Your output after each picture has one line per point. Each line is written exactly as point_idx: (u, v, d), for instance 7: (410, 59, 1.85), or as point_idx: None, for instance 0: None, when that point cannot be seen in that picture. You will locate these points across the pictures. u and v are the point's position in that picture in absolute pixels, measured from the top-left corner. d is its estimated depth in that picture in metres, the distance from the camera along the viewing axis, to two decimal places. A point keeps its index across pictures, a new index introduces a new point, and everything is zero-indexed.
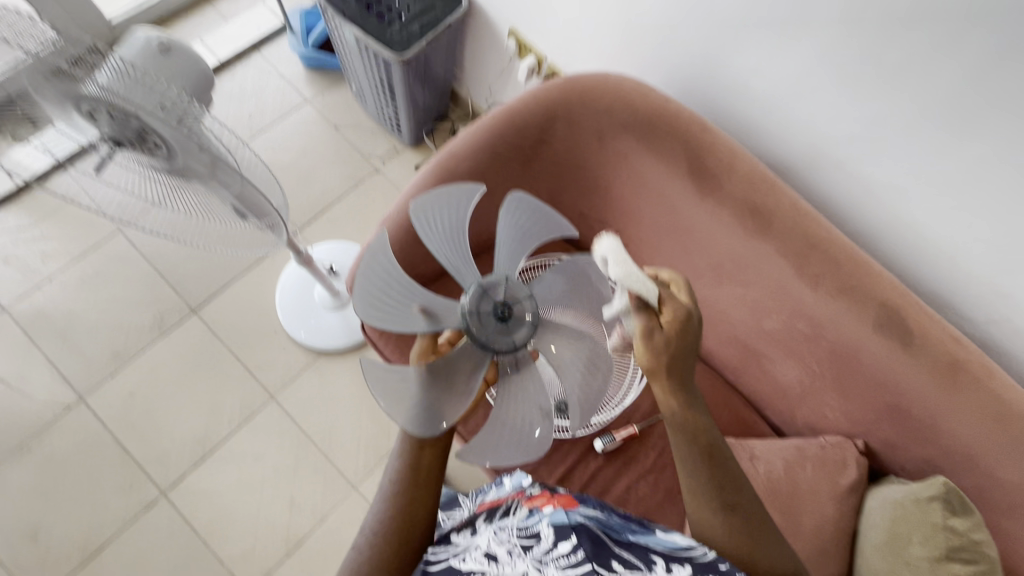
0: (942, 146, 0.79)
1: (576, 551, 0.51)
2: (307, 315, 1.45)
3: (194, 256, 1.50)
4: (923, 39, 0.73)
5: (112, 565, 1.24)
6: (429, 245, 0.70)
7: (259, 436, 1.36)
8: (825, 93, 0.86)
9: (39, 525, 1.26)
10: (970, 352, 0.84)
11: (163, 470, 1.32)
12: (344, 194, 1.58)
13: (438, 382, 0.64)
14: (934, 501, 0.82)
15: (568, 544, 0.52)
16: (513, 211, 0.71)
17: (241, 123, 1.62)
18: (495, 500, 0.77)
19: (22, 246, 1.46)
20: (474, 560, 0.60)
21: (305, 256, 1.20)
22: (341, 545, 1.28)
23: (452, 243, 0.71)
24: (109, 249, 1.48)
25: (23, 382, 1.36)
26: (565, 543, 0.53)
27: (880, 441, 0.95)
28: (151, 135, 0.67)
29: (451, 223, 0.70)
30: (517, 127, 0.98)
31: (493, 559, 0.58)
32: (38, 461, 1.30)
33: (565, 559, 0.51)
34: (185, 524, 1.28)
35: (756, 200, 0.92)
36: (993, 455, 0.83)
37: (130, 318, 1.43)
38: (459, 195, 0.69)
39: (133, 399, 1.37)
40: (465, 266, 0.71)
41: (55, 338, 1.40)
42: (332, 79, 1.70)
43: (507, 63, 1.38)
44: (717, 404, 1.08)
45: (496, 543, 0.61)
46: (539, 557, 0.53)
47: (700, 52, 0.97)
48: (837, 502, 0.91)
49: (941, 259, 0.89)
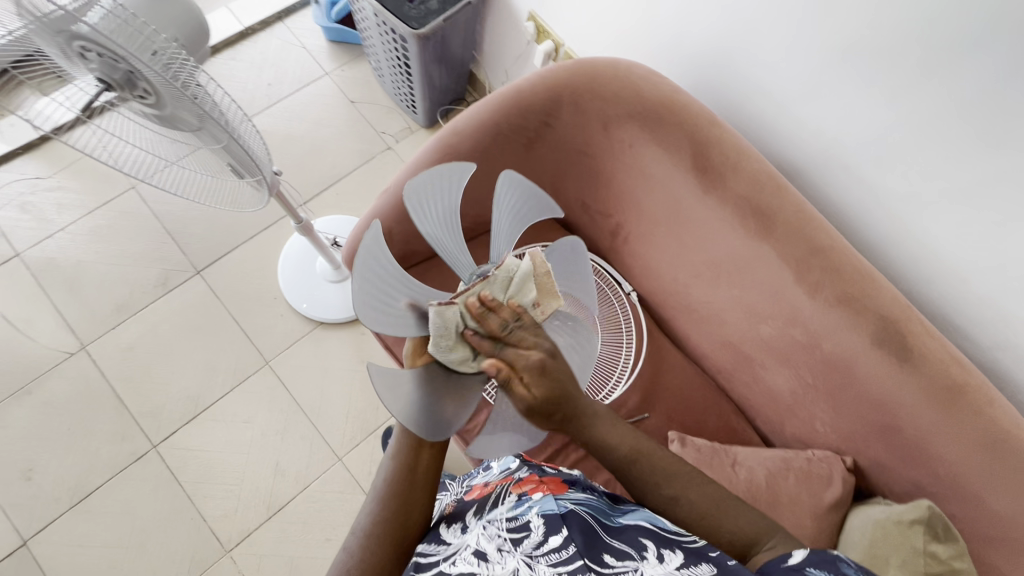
0: (959, 155, 0.75)
1: (566, 546, 0.51)
2: (308, 285, 1.47)
3: (203, 218, 1.52)
4: (946, 40, 0.70)
5: (98, 510, 1.27)
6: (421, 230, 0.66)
7: (251, 398, 1.38)
8: (842, 93, 0.83)
9: (34, 465, 1.29)
10: (972, 376, 0.80)
11: (155, 423, 1.34)
12: (355, 168, 1.59)
13: (438, 384, 0.64)
14: (917, 524, 0.78)
15: (559, 538, 0.52)
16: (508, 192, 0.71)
17: (259, 90, 1.64)
18: (483, 486, 0.72)
19: (40, 194, 1.50)
20: (464, 562, 0.54)
21: (305, 224, 1.20)
22: (321, 514, 1.29)
23: (446, 228, 0.68)
24: (123, 204, 1.52)
25: (30, 327, 1.39)
26: (556, 536, 0.52)
27: (871, 460, 0.91)
28: (139, 84, 0.64)
29: (445, 208, 0.67)
30: (523, 108, 0.97)
31: (483, 557, 0.53)
32: (38, 404, 1.34)
33: (556, 555, 0.50)
34: (172, 478, 1.30)
35: (760, 200, 0.89)
36: (985, 484, 0.79)
37: (137, 273, 1.46)
38: (456, 177, 0.67)
39: (133, 351, 1.40)
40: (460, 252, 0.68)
41: (63, 286, 1.44)
42: (353, 54, 1.71)
43: (526, 47, 1.37)
44: (705, 408, 1.06)
45: (486, 539, 0.56)
46: (528, 551, 0.51)
47: (715, 45, 0.95)
48: (817, 521, 0.87)
49: (952, 278, 0.85)
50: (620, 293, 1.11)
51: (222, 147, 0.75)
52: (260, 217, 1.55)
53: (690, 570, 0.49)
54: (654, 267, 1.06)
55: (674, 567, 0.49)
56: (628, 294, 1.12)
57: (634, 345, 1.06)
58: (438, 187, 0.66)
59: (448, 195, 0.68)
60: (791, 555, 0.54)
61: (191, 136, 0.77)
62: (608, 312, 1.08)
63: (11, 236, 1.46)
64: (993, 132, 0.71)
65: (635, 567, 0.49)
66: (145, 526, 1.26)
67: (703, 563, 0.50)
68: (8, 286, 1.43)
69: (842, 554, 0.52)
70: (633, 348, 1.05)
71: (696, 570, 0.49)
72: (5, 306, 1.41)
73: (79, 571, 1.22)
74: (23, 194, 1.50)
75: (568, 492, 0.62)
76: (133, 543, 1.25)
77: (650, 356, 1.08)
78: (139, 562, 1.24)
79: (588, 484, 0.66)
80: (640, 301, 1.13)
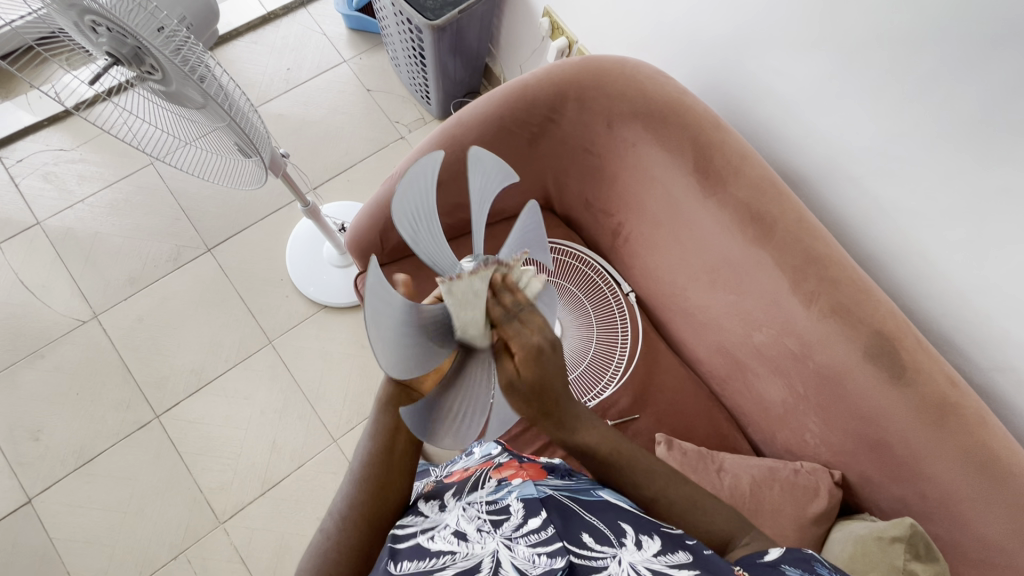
0: (961, 171, 0.74)
1: (546, 527, 0.50)
2: (315, 268, 1.49)
3: (217, 197, 1.56)
4: (949, 55, 0.69)
5: (100, 474, 1.31)
6: (402, 231, 0.54)
7: (252, 375, 1.41)
8: (848, 102, 0.82)
9: (42, 427, 1.34)
10: (965, 397, 0.79)
11: (160, 394, 1.38)
12: (367, 156, 1.61)
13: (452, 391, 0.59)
14: (897, 542, 0.77)
15: (538, 520, 0.51)
16: (478, 168, 0.58)
17: (278, 74, 1.67)
18: (462, 471, 0.72)
19: (63, 165, 1.55)
20: (444, 539, 0.54)
21: (312, 208, 1.22)
22: (314, 493, 1.32)
23: (426, 228, 0.57)
24: (141, 179, 1.56)
25: (46, 293, 1.44)
26: (535, 518, 0.51)
27: (858, 475, 0.90)
28: (146, 61, 0.67)
29: (423, 205, 0.56)
30: (528, 102, 0.99)
31: (463, 537, 0.52)
32: (49, 367, 1.39)
33: (534, 535, 0.49)
34: (172, 447, 1.34)
35: (759, 206, 0.88)
36: (971, 506, 0.78)
37: (150, 247, 1.50)
38: (425, 168, 0.53)
39: (141, 323, 1.44)
40: (440, 254, 0.59)
41: (80, 257, 1.48)
42: (371, 43, 1.73)
43: (541, 43, 1.37)
44: (698, 414, 1.05)
45: (466, 520, 0.55)
46: (507, 534, 0.50)
47: (724, 50, 0.95)
48: (800, 531, 0.87)
49: (950, 295, 0.83)
50: (619, 292, 1.11)
51: (225, 126, 0.77)
52: (272, 199, 1.57)
53: (667, 557, 0.51)
54: (653, 269, 1.06)
55: (652, 555, 0.51)
56: (627, 294, 1.12)
57: (628, 349, 1.06)
58: (414, 182, 0.53)
59: (426, 192, 0.56)
60: (767, 552, 0.58)
61: (196, 114, 0.80)
62: (605, 312, 1.09)
63: (33, 205, 1.51)
64: (996, 151, 0.70)
65: (614, 552, 0.50)
66: (145, 494, 1.30)
67: (680, 551, 0.52)
68: (28, 253, 1.48)
69: (813, 552, 0.58)
70: (628, 349, 1.06)
71: (673, 557, 0.51)
72: (24, 272, 1.46)
73: (79, 532, 1.27)
74: (46, 164, 1.55)
75: (546, 478, 0.62)
76: (131, 508, 1.29)
77: (645, 356, 1.07)
78: (136, 527, 1.27)
79: (567, 471, 0.67)
80: (639, 303, 1.13)
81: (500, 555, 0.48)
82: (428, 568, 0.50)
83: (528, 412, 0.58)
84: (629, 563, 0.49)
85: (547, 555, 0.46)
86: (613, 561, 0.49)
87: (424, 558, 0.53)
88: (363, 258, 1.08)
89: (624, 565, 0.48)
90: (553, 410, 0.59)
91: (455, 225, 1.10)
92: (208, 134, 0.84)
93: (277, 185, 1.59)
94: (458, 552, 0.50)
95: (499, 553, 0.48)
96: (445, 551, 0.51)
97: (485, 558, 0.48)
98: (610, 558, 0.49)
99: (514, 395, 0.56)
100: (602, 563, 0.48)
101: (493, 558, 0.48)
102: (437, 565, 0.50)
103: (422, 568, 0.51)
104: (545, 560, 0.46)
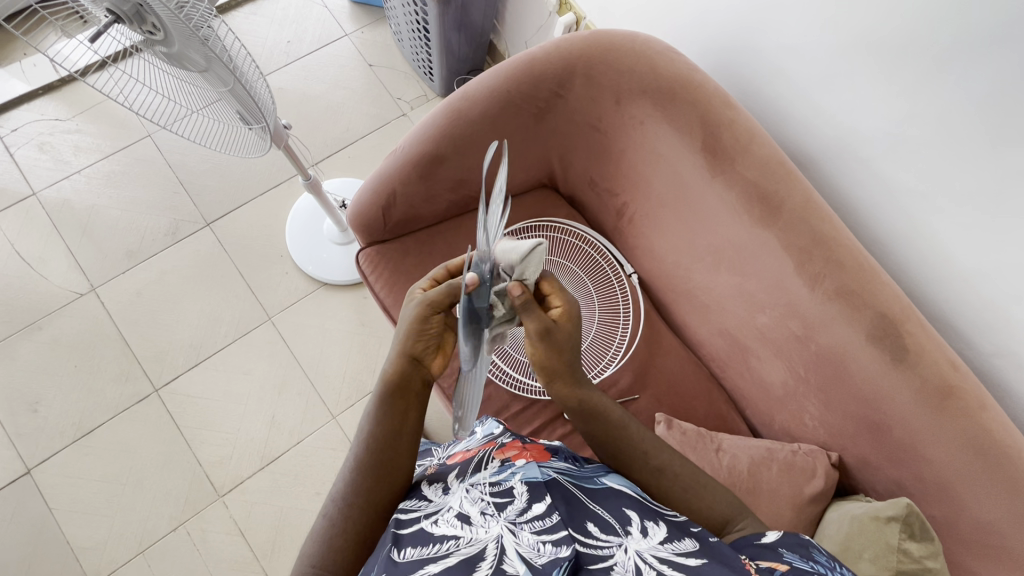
0: (969, 155, 0.74)
1: (550, 513, 0.50)
2: (315, 246, 1.48)
3: (215, 171, 1.54)
4: (962, 34, 0.68)
5: (98, 447, 1.31)
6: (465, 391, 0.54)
7: (251, 351, 1.40)
8: (859, 83, 0.81)
9: (40, 400, 1.34)
10: (966, 380, 0.79)
11: (159, 369, 1.38)
12: (368, 133, 1.58)
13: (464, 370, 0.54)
14: (893, 522, 0.78)
15: (543, 506, 0.51)
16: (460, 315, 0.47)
17: (278, 46, 1.64)
18: (465, 451, 0.71)
19: (58, 134, 1.53)
20: (447, 523, 0.52)
21: (313, 183, 1.19)
22: (312, 469, 1.32)
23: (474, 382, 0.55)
24: (138, 150, 1.54)
25: (42, 265, 1.43)
26: (539, 503, 0.52)
27: (856, 458, 0.91)
28: (149, 19, 0.65)
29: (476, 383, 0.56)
30: (535, 76, 0.98)
31: (466, 521, 0.51)
32: (48, 340, 1.38)
33: (539, 522, 0.50)
34: (172, 420, 1.34)
35: (767, 186, 0.88)
36: (967, 487, 0.79)
37: (148, 220, 1.49)
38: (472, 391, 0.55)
39: (140, 297, 1.43)
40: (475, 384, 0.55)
41: (77, 229, 1.46)
42: (374, 16, 1.69)
43: (547, 18, 1.35)
44: (697, 396, 1.05)
45: (469, 502, 0.54)
46: (511, 518, 0.50)
47: (736, 28, 0.93)
48: (796, 512, 0.87)
49: (953, 281, 0.84)
50: (620, 274, 1.10)
51: (228, 90, 0.76)
52: (271, 175, 1.56)
53: (673, 545, 0.52)
54: (656, 251, 1.06)
55: (657, 542, 0.52)
56: (629, 275, 1.11)
57: (630, 328, 1.06)
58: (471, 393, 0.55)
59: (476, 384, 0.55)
60: (765, 535, 0.60)
61: (199, 79, 0.78)
62: (607, 292, 1.09)
63: (29, 175, 1.49)
64: (1010, 130, 0.69)
65: (620, 541, 0.50)
66: (145, 467, 1.30)
67: (686, 538, 0.53)
68: (25, 224, 1.46)
69: (813, 540, 0.60)
70: (630, 329, 1.06)
71: (680, 545, 0.52)
72: (20, 242, 1.44)
73: (79, 502, 1.27)
74: (42, 133, 1.53)
75: (550, 460, 0.62)
76: (131, 480, 1.29)
77: (646, 338, 1.07)
78: (135, 499, 1.28)
79: (569, 454, 0.66)
80: (641, 285, 1.13)
81: (504, 541, 0.47)
82: (431, 554, 0.48)
83: (554, 365, 0.67)
84: (635, 551, 0.49)
85: (552, 543, 0.47)
86: (618, 550, 0.49)
87: (428, 543, 0.50)
88: (366, 234, 1.07)
89: (630, 554, 0.49)
90: (573, 369, 0.68)
91: (458, 202, 1.10)
92: (212, 103, 0.83)
93: (277, 161, 1.57)
94: (462, 537, 0.49)
95: (503, 538, 0.47)
96: (448, 536, 0.50)
97: (490, 544, 0.47)
98: (616, 546, 0.50)
99: (545, 339, 0.65)
100: (608, 551, 0.49)
101: (498, 543, 0.47)
102: (441, 550, 0.48)
103: (425, 555, 0.49)
104: (551, 549, 0.46)
